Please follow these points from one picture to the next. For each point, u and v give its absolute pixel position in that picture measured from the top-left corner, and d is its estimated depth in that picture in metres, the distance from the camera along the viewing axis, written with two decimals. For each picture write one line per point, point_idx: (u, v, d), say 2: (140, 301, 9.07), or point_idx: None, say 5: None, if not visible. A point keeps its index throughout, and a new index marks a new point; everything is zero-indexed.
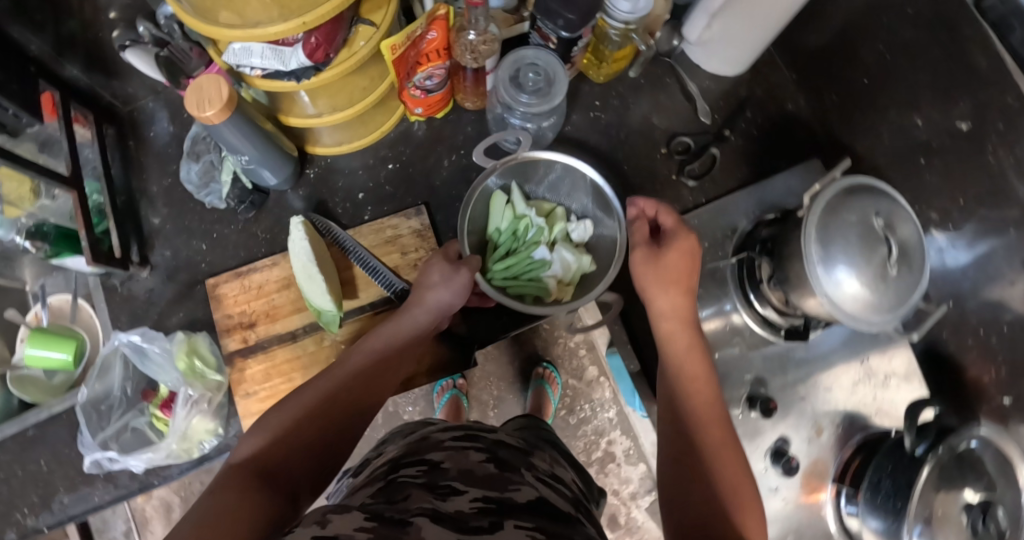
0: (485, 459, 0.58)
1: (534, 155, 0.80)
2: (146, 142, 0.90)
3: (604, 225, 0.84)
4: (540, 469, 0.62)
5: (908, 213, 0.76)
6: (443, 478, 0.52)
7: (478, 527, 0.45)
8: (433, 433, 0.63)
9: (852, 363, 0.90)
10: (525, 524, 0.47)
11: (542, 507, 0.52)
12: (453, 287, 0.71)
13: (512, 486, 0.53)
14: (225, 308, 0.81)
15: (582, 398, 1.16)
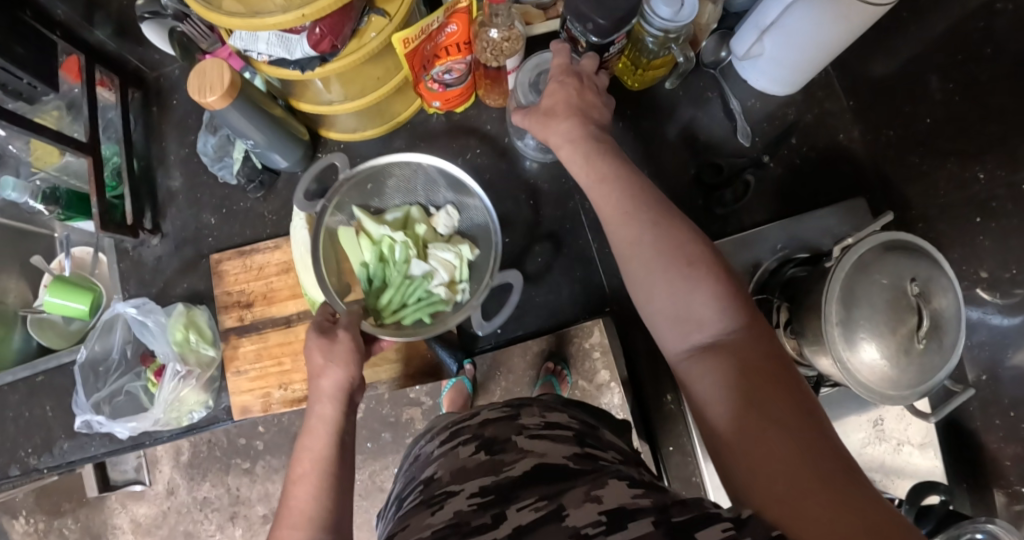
0: (476, 449, 0.50)
1: (374, 164, 0.75)
2: (169, 109, 0.90)
3: (468, 205, 0.78)
4: (533, 427, 0.52)
5: (951, 281, 0.67)
6: (439, 488, 0.47)
7: (481, 526, 0.40)
8: (421, 450, 0.57)
9: (864, 420, 0.84)
10: (530, 500, 0.42)
11: (544, 471, 0.45)
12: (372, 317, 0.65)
13: (510, 463, 0.47)
14: (225, 285, 0.80)
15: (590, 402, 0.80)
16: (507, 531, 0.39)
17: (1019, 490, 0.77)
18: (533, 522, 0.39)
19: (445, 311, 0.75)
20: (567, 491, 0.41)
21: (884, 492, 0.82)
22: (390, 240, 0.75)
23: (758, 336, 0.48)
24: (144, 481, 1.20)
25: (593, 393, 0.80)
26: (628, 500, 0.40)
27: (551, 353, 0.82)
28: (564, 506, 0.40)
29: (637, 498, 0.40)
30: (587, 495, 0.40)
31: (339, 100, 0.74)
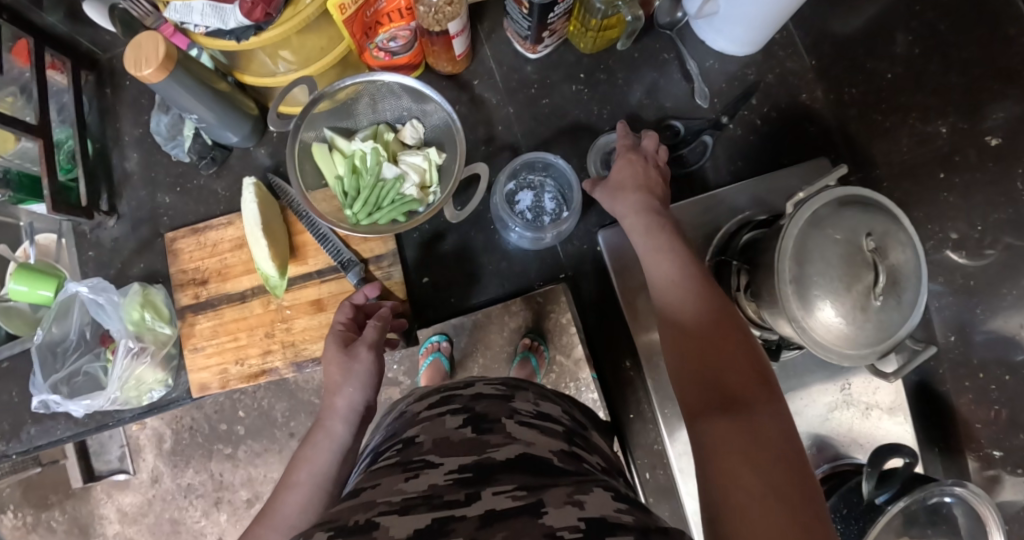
0: (463, 423, 0.51)
1: (336, 83, 0.70)
2: (122, 90, 0.89)
3: (430, 112, 0.74)
4: (525, 412, 0.55)
5: (909, 236, 0.65)
6: (418, 454, 0.47)
7: (452, 501, 0.39)
8: (409, 408, 0.58)
9: (831, 386, 0.82)
10: (507, 486, 0.41)
11: (528, 460, 0.45)
12: (356, 373, 0.62)
13: (493, 446, 0.47)
14: (180, 263, 0.79)
15: (567, 377, 0.78)
16: (479, 512, 0.38)
17: (990, 452, 0.77)
18: (507, 508, 0.38)
19: (419, 212, 0.72)
20: (548, 489, 0.41)
21: (851, 458, 0.80)
22: (360, 150, 0.72)
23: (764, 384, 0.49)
24: (129, 470, 1.19)
25: (570, 368, 0.78)
26: (610, 512, 0.39)
27: (527, 329, 0.79)
28: (543, 503, 0.39)
29: (620, 513, 0.39)
30: (569, 497, 0.39)
31: (288, 71, 0.73)
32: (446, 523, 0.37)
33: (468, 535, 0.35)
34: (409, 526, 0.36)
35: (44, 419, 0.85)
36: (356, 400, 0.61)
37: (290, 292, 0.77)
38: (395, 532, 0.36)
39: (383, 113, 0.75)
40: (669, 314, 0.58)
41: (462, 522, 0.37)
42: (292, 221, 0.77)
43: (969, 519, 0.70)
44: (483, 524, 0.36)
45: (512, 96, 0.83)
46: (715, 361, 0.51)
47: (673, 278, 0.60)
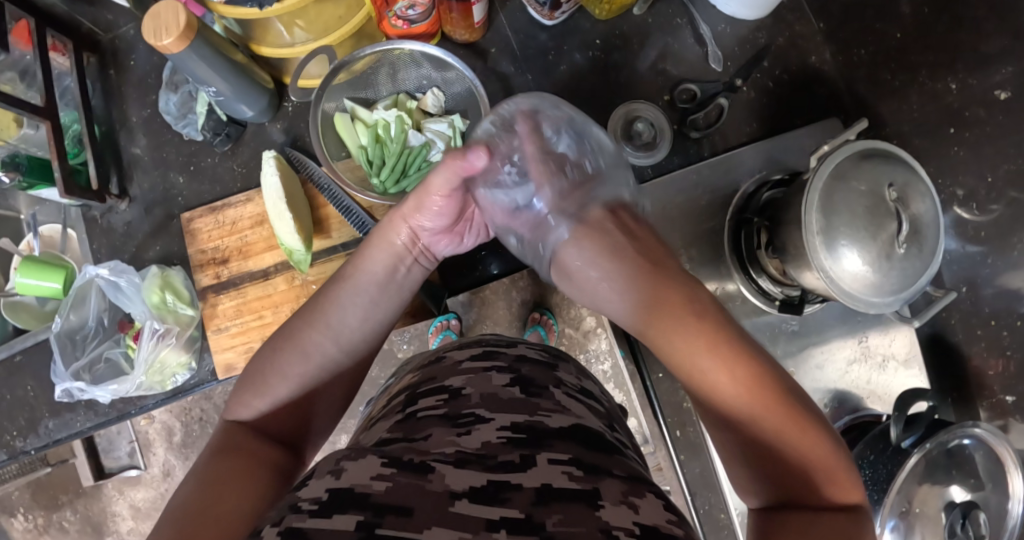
0: (510, 381, 0.51)
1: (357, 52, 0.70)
2: (127, 71, 0.87)
3: (451, 80, 0.74)
4: (569, 384, 0.55)
5: (928, 187, 0.66)
6: (467, 407, 0.47)
7: (507, 463, 0.40)
8: (448, 354, 0.58)
9: (849, 340, 0.83)
10: (560, 456, 0.41)
11: (579, 432, 0.45)
12: (434, 211, 0.62)
13: (545, 410, 0.47)
14: (198, 243, 0.78)
15: (576, 349, 0.86)
16: (535, 484, 0.38)
17: (1002, 399, 0.79)
18: (566, 486, 0.38)
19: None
20: (603, 478, 0.40)
21: (871, 410, 0.81)
22: (383, 119, 0.72)
23: (840, 468, 0.48)
24: (140, 465, 1.18)
25: (580, 339, 0.85)
26: (662, 523, 0.38)
27: (540, 305, 0.87)
28: (599, 494, 0.38)
29: (672, 525, 0.38)
30: (624, 498, 0.39)
31: (305, 40, 0.73)
32: (502, 491, 0.37)
33: (523, 511, 0.35)
34: (465, 482, 0.37)
35: (63, 411, 0.83)
36: (432, 224, 0.64)
37: (315, 266, 0.77)
38: (452, 482, 0.37)
39: (402, 83, 0.75)
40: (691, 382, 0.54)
41: (519, 494, 0.37)
42: (313, 195, 0.76)
43: (990, 461, 0.72)
44: (539, 501, 0.36)
45: (528, 64, 0.84)
46: (784, 448, 0.48)
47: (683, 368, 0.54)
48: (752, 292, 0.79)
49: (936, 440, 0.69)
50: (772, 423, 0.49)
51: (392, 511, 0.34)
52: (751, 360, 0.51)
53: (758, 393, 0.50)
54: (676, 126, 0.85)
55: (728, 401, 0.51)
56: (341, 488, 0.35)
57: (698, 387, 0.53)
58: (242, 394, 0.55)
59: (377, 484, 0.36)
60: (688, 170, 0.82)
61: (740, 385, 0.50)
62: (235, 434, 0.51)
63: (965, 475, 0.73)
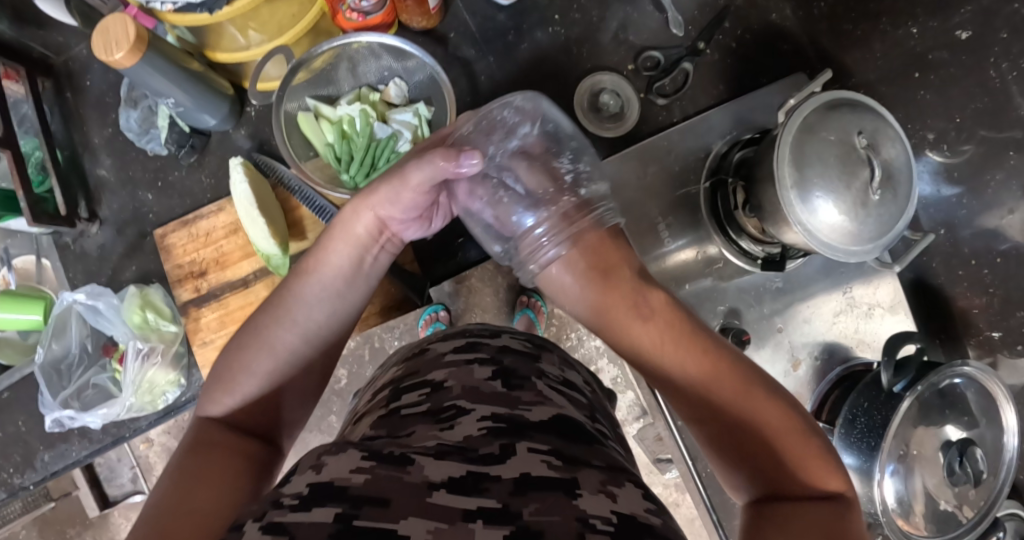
0: (492, 374, 0.51)
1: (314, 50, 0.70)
2: (83, 92, 0.84)
3: (413, 70, 0.73)
4: (554, 375, 0.55)
5: (897, 133, 0.67)
6: (448, 400, 0.47)
7: (487, 455, 0.39)
8: (432, 347, 0.58)
9: (834, 293, 0.83)
10: (540, 447, 0.41)
11: (559, 425, 0.45)
12: (402, 204, 0.61)
13: (526, 404, 0.47)
14: (175, 258, 0.77)
15: (569, 328, 0.88)
16: (514, 474, 0.38)
17: (989, 336, 0.80)
18: (544, 476, 0.38)
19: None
20: (582, 470, 0.40)
21: (861, 358, 0.82)
22: (348, 115, 0.72)
23: (812, 449, 0.49)
24: (144, 490, 1.17)
25: (570, 319, 0.87)
26: (639, 511, 0.38)
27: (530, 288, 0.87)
28: (577, 484, 0.38)
29: (649, 513, 0.39)
30: (602, 487, 0.39)
31: (259, 42, 0.71)
32: (480, 481, 0.37)
33: (500, 501, 0.35)
34: (444, 472, 0.37)
35: (57, 443, 0.82)
36: (398, 216, 0.62)
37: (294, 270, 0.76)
38: (430, 473, 0.37)
39: (364, 76, 0.75)
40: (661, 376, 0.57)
41: (497, 484, 0.37)
42: (284, 197, 0.76)
43: (981, 397, 0.74)
44: (517, 491, 0.36)
45: (490, 46, 0.83)
46: (756, 434, 0.50)
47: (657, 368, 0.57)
48: (734, 254, 0.79)
49: (925, 386, 0.69)
50: (743, 408, 0.52)
51: (370, 502, 0.33)
52: (714, 351, 0.55)
53: (725, 383, 0.53)
54: (643, 94, 0.84)
55: (698, 392, 0.54)
56: (320, 482, 0.35)
57: (669, 384, 0.56)
58: (212, 393, 0.54)
59: (355, 477, 0.35)
60: (660, 136, 0.82)
61: (709, 377, 0.54)
62: (206, 434, 0.51)
63: (960, 414, 0.74)
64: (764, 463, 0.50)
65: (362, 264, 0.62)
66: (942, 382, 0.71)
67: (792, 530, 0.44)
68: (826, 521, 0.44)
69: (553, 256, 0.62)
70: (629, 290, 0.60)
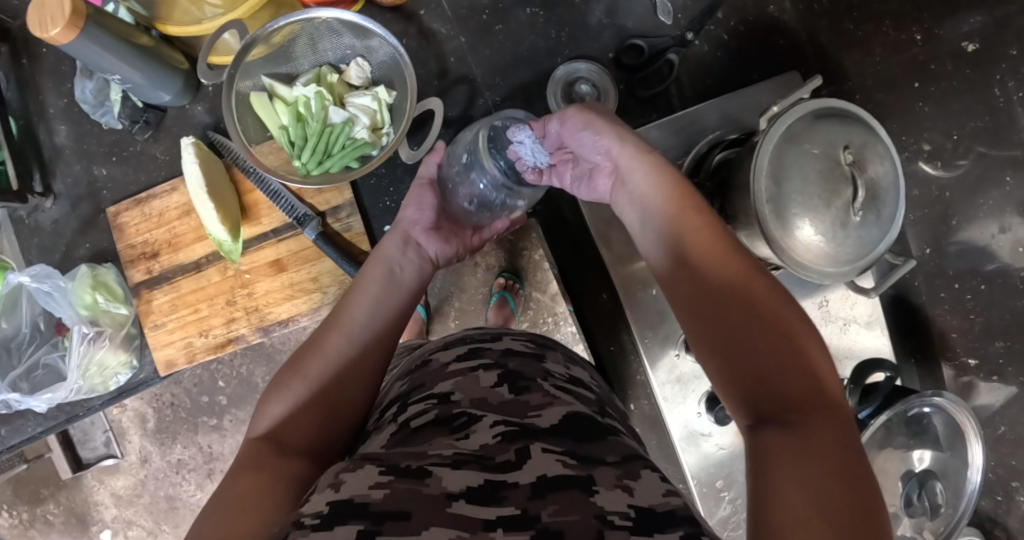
0: (497, 381, 0.49)
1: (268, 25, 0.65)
2: (40, 59, 0.78)
3: (374, 49, 0.70)
4: (558, 374, 0.52)
5: (886, 148, 0.65)
6: (457, 408, 0.45)
7: (503, 462, 0.38)
8: (434, 358, 0.55)
9: (810, 303, 0.81)
10: (554, 447, 0.39)
11: (573, 424, 0.43)
12: (424, 203, 0.65)
13: (535, 409, 0.44)
14: (127, 238, 0.74)
15: (544, 313, 0.80)
16: (531, 478, 0.36)
17: (965, 361, 0.78)
18: (561, 477, 0.36)
19: (373, 156, 0.69)
20: (597, 465, 0.38)
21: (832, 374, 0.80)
22: (303, 96, 0.68)
23: (818, 357, 0.42)
24: (116, 454, 1.10)
25: (547, 303, 0.80)
26: (659, 500, 0.36)
27: (501, 269, 0.82)
28: (594, 480, 0.36)
29: (670, 497, 0.36)
30: (619, 481, 0.37)
31: (214, 16, 0.67)
32: (499, 489, 0.35)
33: (519, 506, 0.33)
34: (461, 482, 0.35)
35: (11, 417, 0.75)
36: (421, 220, 0.65)
37: (246, 256, 0.73)
38: (449, 485, 0.35)
39: (324, 54, 0.71)
40: (688, 275, 0.49)
41: (515, 491, 0.35)
42: (239, 179, 0.73)
43: (950, 428, 0.72)
44: (535, 495, 0.34)
45: (463, 25, 0.78)
46: (767, 330, 0.43)
47: (664, 243, 0.52)
48: None
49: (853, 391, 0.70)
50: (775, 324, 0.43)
51: (391, 517, 0.32)
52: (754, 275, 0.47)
53: (746, 284, 0.46)
54: (623, 85, 0.80)
55: (730, 301, 0.46)
56: (339, 500, 0.33)
57: (696, 281, 0.48)
58: (263, 408, 0.50)
59: (375, 493, 0.33)
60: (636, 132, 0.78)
61: (726, 264, 0.47)
62: (253, 453, 0.45)
63: (928, 442, 0.73)
64: (769, 374, 0.42)
65: (401, 277, 0.62)
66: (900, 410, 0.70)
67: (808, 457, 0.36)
68: (842, 451, 0.37)
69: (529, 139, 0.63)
70: (650, 155, 0.55)
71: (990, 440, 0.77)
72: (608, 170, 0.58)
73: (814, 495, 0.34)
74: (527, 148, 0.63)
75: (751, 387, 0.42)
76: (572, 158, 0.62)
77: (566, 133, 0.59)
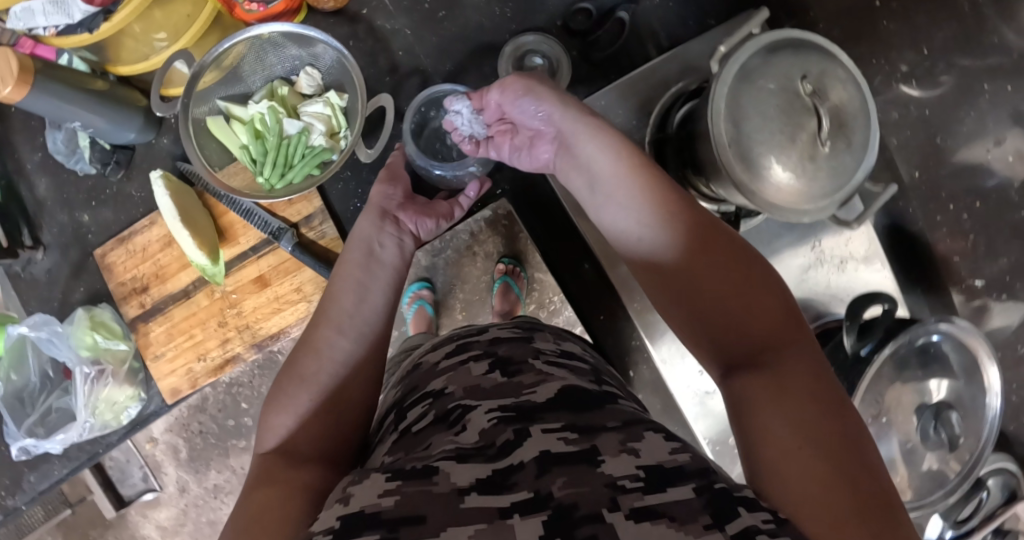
0: (489, 368, 0.45)
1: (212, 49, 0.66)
2: (11, 118, 0.81)
3: (320, 56, 0.70)
4: (549, 352, 0.49)
5: (847, 72, 0.62)
6: (451, 401, 0.41)
7: (506, 444, 0.34)
8: (424, 359, 0.53)
9: (803, 246, 0.79)
10: (555, 423, 0.36)
11: (571, 397, 0.39)
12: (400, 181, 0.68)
13: (529, 387, 0.41)
14: (117, 277, 0.77)
15: (536, 291, 0.80)
16: (535, 455, 0.32)
17: (972, 283, 0.75)
18: (565, 452, 0.32)
19: (333, 161, 0.69)
20: (602, 432, 0.35)
21: (834, 314, 0.78)
22: (258, 113, 0.69)
23: (779, 285, 0.42)
24: (155, 488, 1.14)
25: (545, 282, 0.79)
26: (668, 456, 0.33)
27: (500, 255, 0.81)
28: (599, 449, 0.33)
29: (678, 453, 0.33)
30: (624, 446, 0.33)
31: (162, 49, 0.69)
32: (509, 475, 0.31)
33: (532, 489, 0.30)
34: (471, 475, 0.31)
35: (37, 463, 0.79)
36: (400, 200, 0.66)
37: (230, 277, 0.74)
38: (458, 479, 0.31)
39: (273, 68, 0.71)
40: (648, 231, 0.48)
41: (524, 472, 0.31)
42: (212, 204, 0.74)
43: (961, 355, 0.69)
44: (543, 471, 0.31)
45: (407, 16, 0.78)
46: (729, 265, 0.43)
47: (618, 203, 0.50)
48: None
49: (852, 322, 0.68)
50: (733, 262, 0.43)
51: (405, 523, 0.28)
52: (706, 219, 0.47)
53: (704, 229, 0.45)
54: (577, 52, 0.79)
55: (688, 246, 0.45)
56: (348, 514, 0.29)
57: (657, 236, 0.47)
58: (271, 421, 0.48)
59: (385, 501, 0.29)
60: (597, 96, 0.77)
61: (678, 220, 0.47)
62: (269, 467, 0.44)
63: (939, 373, 0.70)
64: (739, 317, 0.41)
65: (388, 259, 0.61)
66: (906, 339, 0.68)
67: (790, 400, 0.35)
68: (820, 386, 0.36)
69: (461, 108, 0.66)
70: (599, 126, 0.54)
71: (1010, 362, 0.74)
72: (551, 136, 0.57)
73: (805, 436, 0.34)
74: (463, 116, 0.66)
75: (724, 338, 0.41)
76: (512, 129, 0.61)
77: (506, 100, 0.58)
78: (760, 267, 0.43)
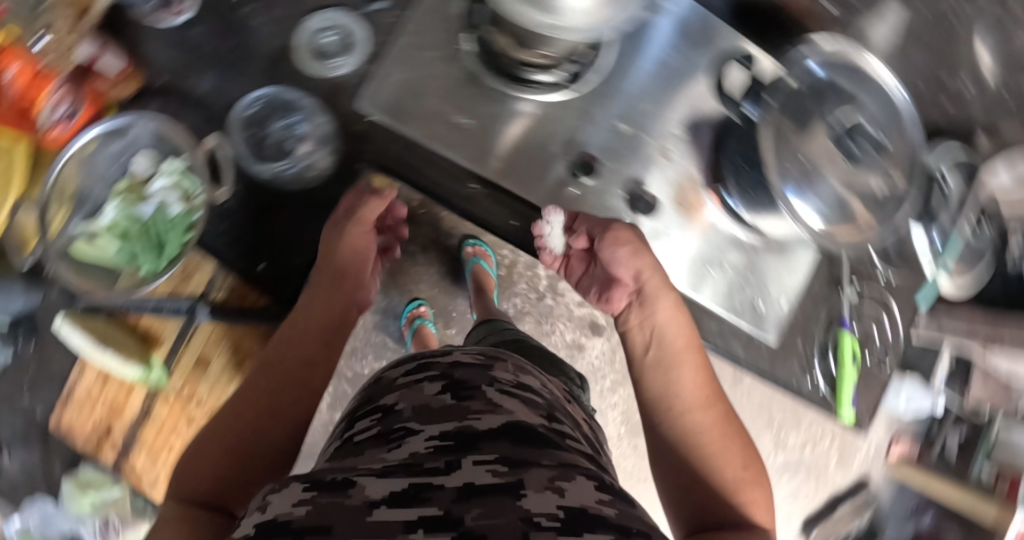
0: (443, 390, 0.41)
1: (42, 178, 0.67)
2: None
3: (139, 137, 0.71)
4: (505, 380, 0.44)
5: None
6: (398, 421, 0.39)
7: (433, 471, 0.33)
8: (379, 374, 0.48)
9: (653, 69, 0.77)
10: (489, 458, 0.34)
11: (514, 430, 0.37)
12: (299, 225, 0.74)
13: (476, 411, 0.38)
14: (79, 433, 0.76)
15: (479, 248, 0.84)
16: (457, 484, 0.32)
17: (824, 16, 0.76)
18: (488, 484, 0.32)
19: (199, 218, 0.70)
20: (529, 467, 0.34)
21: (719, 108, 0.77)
22: (114, 217, 0.70)
23: (758, 488, 0.55)
24: None
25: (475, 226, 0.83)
26: (592, 503, 0.33)
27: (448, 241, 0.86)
28: (523, 485, 0.32)
29: (602, 505, 0.33)
30: (550, 483, 0.33)
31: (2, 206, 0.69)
32: (421, 490, 0.31)
33: (443, 509, 0.30)
34: (384, 487, 0.32)
35: None
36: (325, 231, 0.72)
37: (175, 375, 0.76)
38: (372, 493, 0.31)
39: (107, 171, 0.72)
40: (665, 397, 0.60)
41: (439, 491, 0.31)
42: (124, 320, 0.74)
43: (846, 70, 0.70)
44: (460, 498, 0.31)
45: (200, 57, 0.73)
46: (734, 438, 0.57)
47: (615, 277, 0.67)
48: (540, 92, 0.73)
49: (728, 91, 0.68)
50: (715, 441, 0.57)
51: (312, 533, 0.29)
52: (731, 420, 0.59)
53: (702, 395, 0.60)
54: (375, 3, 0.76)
55: (684, 422, 0.58)
56: (263, 522, 0.30)
57: (666, 396, 0.60)
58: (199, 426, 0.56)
59: (299, 511, 0.31)
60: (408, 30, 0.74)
61: (676, 334, 0.64)
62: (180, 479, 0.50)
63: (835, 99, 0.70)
64: (713, 485, 0.54)
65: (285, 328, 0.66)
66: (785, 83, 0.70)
67: None
68: None
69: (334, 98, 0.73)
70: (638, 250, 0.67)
71: None
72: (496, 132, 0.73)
73: None
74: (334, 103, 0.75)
75: (689, 486, 0.55)
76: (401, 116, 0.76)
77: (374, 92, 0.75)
78: (754, 493, 0.54)
